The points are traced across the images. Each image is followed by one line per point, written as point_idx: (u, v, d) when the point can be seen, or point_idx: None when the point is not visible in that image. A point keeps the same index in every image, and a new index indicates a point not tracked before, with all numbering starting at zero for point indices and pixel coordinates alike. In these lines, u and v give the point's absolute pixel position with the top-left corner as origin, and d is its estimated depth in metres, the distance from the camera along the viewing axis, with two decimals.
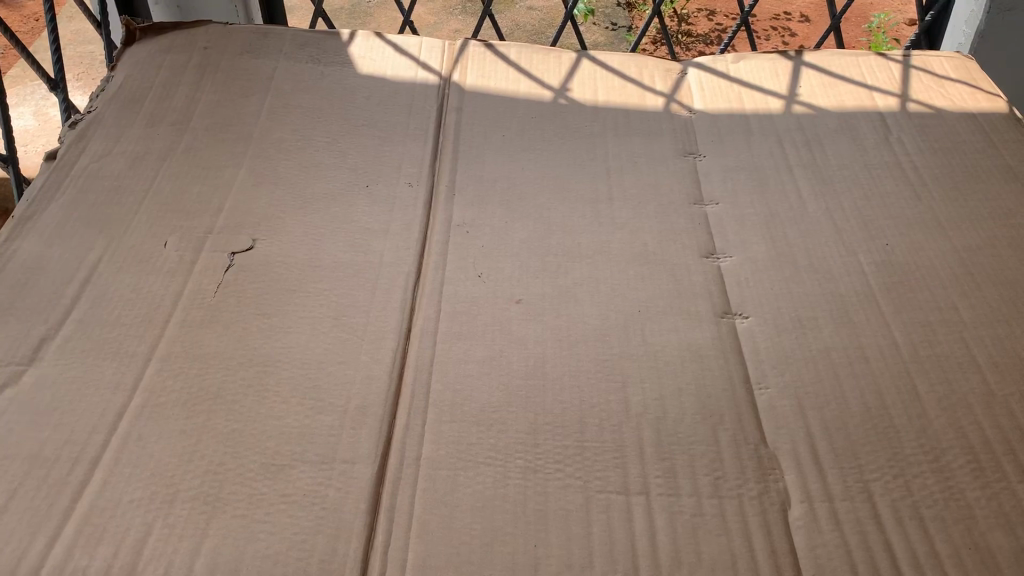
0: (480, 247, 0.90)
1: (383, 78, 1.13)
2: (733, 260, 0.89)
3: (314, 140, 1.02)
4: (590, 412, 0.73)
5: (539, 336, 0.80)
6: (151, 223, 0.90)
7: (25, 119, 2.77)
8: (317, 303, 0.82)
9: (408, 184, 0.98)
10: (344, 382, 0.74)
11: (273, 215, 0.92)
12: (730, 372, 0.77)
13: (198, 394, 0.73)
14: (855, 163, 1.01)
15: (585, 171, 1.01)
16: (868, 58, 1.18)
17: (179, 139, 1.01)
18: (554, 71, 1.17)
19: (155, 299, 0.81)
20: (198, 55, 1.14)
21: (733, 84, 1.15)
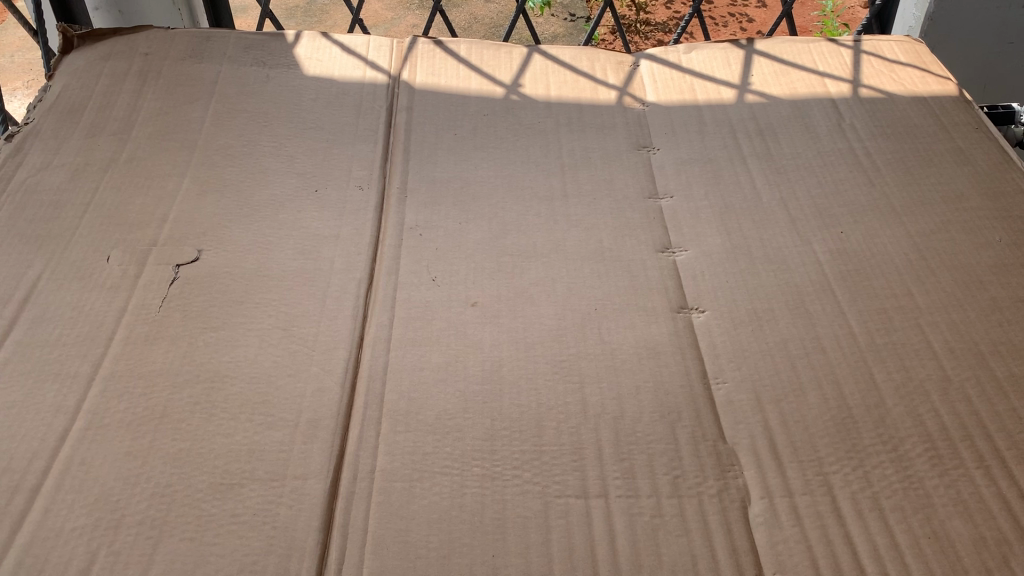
0: (432, 251, 0.88)
1: (331, 79, 1.11)
2: (688, 253, 0.88)
3: (261, 145, 1.00)
4: (547, 415, 0.72)
5: (494, 339, 0.79)
6: (92, 237, 0.88)
7: None
8: (265, 315, 0.80)
9: (359, 188, 0.96)
10: (295, 395, 0.73)
11: (219, 225, 0.90)
12: (687, 368, 0.76)
13: (143, 414, 0.70)
14: (808, 151, 1.00)
15: (539, 167, 1.00)
16: (819, 44, 1.18)
17: (121, 149, 0.98)
18: (505, 66, 1.15)
19: (98, 317, 0.79)
20: (138, 61, 1.11)
21: (686, 75, 1.14)
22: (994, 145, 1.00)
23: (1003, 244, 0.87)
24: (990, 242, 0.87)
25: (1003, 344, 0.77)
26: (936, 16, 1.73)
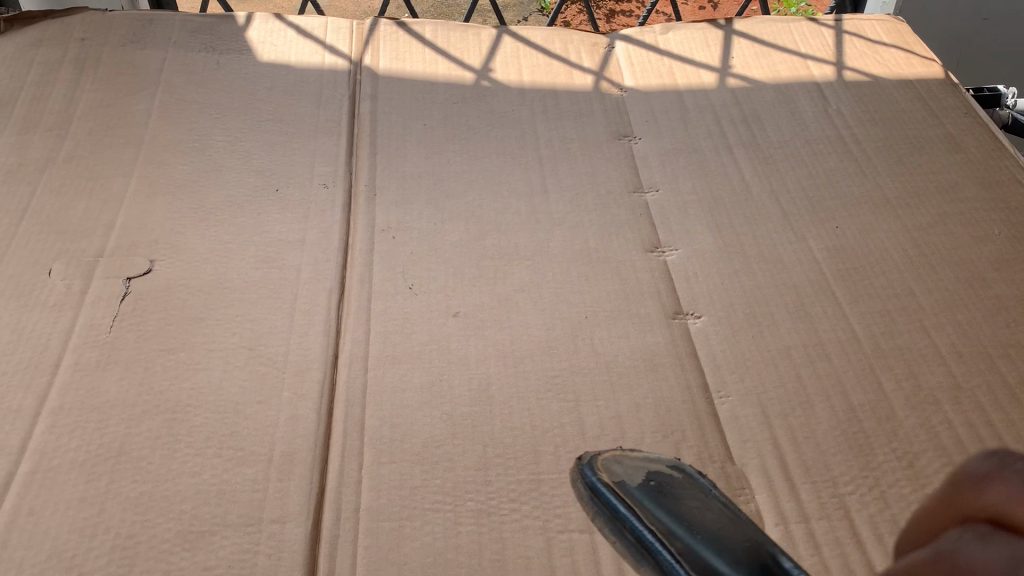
0: (407, 256, 0.82)
1: (287, 67, 1.02)
2: (679, 253, 0.84)
3: (213, 141, 0.92)
4: (544, 439, 0.67)
5: (480, 355, 0.73)
6: (31, 249, 0.79)
7: None
8: (229, 333, 0.74)
9: (323, 187, 0.89)
10: (266, 426, 0.67)
11: (172, 231, 0.82)
12: (688, 381, 0.71)
13: (97, 453, 0.64)
14: (796, 139, 0.96)
15: (516, 161, 0.94)
16: (800, 23, 1.13)
17: (59, 146, 0.90)
18: (474, 50, 1.08)
19: (42, 341, 0.71)
20: (74, 48, 1.01)
21: (664, 57, 1.08)
22: (985, 130, 0.97)
23: (1002, 237, 0.84)
24: (989, 235, 0.84)
25: (1010, 347, 0.74)
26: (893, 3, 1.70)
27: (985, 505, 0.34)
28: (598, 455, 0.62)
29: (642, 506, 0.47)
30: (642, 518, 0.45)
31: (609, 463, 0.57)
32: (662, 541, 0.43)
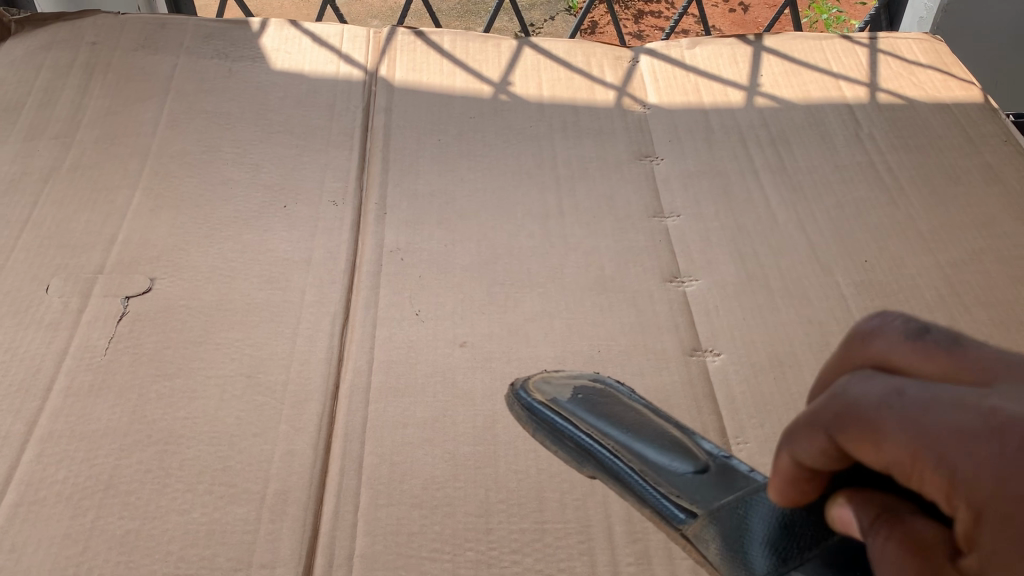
0: (415, 279, 0.79)
1: (300, 76, 1.00)
2: (699, 283, 0.80)
3: (222, 152, 0.90)
4: (550, 484, 0.64)
5: (487, 389, 0.70)
6: (29, 263, 0.77)
7: None
8: (227, 358, 0.71)
9: (332, 204, 0.86)
10: (261, 461, 0.64)
11: (174, 248, 0.80)
12: (705, 426, 0.68)
13: (85, 486, 0.61)
14: (825, 165, 0.92)
15: (533, 181, 0.91)
16: (833, 41, 1.08)
17: (64, 154, 0.88)
18: (493, 61, 1.05)
19: (35, 362, 0.69)
20: (84, 52, 0.99)
21: (690, 73, 1.04)
22: None
23: None
24: None
25: None
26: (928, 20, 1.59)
27: (868, 358, 0.33)
28: (533, 392, 0.63)
29: (574, 414, 0.57)
30: (576, 425, 0.56)
31: (539, 384, 0.64)
32: (596, 439, 0.54)
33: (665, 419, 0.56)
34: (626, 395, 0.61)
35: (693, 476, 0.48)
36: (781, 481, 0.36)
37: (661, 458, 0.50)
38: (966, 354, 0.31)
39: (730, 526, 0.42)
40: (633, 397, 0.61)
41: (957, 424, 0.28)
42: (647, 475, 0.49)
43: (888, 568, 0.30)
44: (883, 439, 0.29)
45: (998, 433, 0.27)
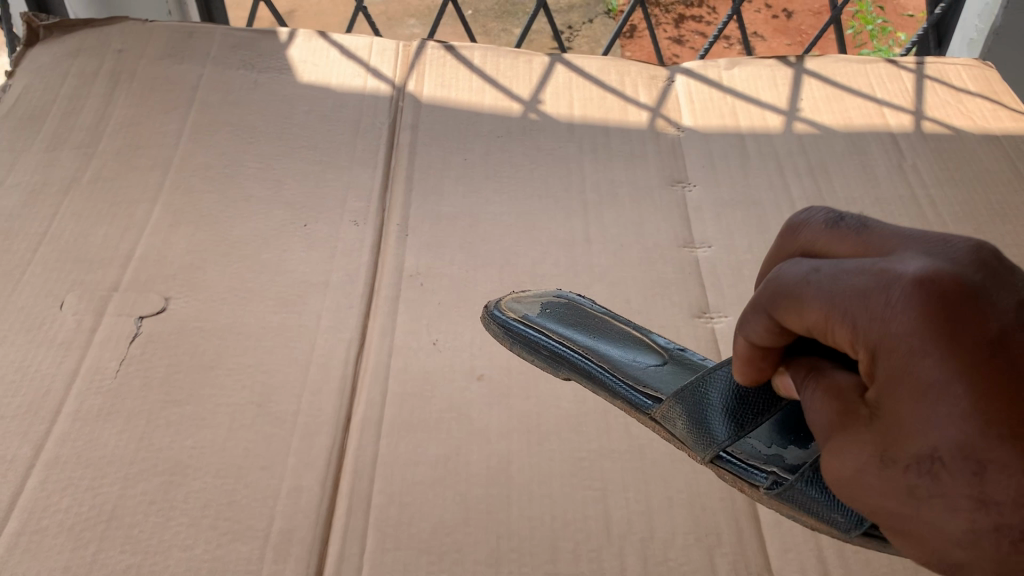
0: (434, 306, 0.77)
1: (326, 89, 0.98)
2: (729, 321, 0.77)
3: (244, 167, 0.88)
4: (564, 533, 0.61)
5: (503, 427, 0.68)
6: (45, 278, 0.76)
7: None
8: (238, 385, 0.69)
9: (353, 225, 0.84)
10: (267, 497, 0.62)
11: (191, 266, 0.78)
12: None
13: (88, 516, 0.60)
14: (865, 198, 0.89)
15: (559, 205, 0.88)
16: (877, 65, 1.05)
17: (86, 165, 0.87)
18: (524, 78, 1.03)
19: (45, 382, 0.68)
20: (111, 60, 0.98)
21: (727, 95, 1.01)
22: None
23: None
24: None
25: None
26: (1001, 29, 1.33)
27: (802, 241, 0.44)
28: (505, 310, 0.73)
29: (551, 328, 0.71)
30: (551, 335, 0.70)
31: (512, 304, 0.74)
32: (567, 346, 0.68)
33: (625, 326, 0.72)
34: (596, 334, 0.71)
35: (656, 365, 0.66)
36: (740, 363, 0.48)
37: (621, 354, 0.67)
38: (874, 234, 0.41)
39: (692, 408, 0.55)
40: (595, 334, 0.71)
41: (859, 283, 0.38)
42: (585, 351, 0.67)
43: (822, 410, 0.41)
44: (808, 298, 0.39)
45: (886, 284, 0.37)
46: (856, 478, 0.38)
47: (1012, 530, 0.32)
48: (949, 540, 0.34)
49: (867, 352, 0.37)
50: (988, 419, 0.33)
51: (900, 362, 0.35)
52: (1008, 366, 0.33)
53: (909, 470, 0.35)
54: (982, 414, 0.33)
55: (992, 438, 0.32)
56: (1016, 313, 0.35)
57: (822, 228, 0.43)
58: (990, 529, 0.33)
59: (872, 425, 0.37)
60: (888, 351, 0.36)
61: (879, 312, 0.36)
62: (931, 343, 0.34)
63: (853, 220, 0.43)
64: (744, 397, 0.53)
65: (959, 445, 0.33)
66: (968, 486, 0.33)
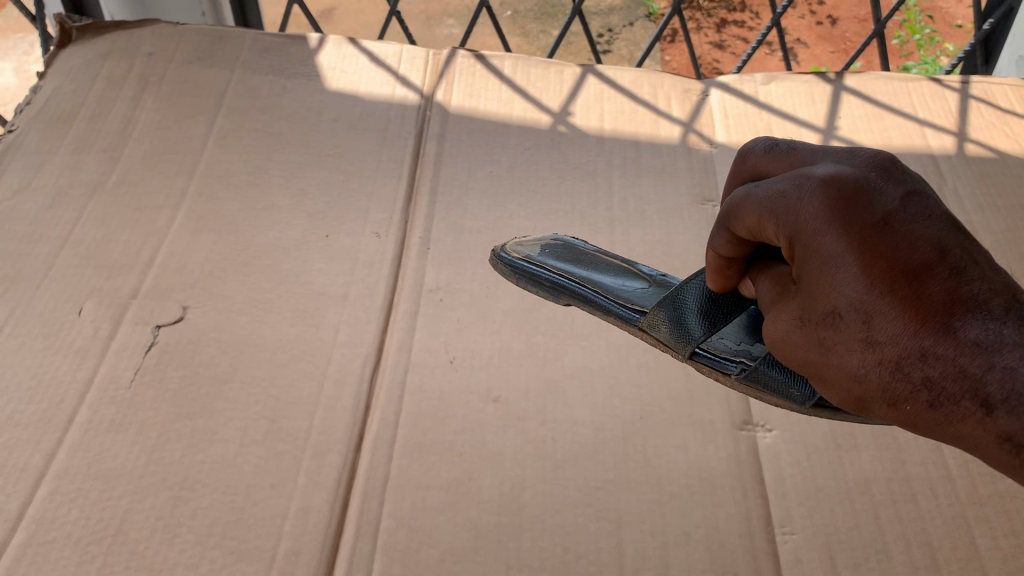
0: (453, 322, 0.76)
1: (354, 97, 0.97)
2: None
3: (269, 175, 0.88)
4: (575, 566, 0.60)
5: (517, 451, 0.66)
6: (65, 282, 0.76)
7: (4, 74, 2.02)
8: (251, 399, 0.68)
9: (375, 236, 0.83)
10: (275, 516, 0.61)
11: (211, 275, 0.78)
12: (749, 510, 0.63)
13: (95, 530, 0.59)
14: None
15: (585, 220, 0.86)
16: (920, 83, 1.01)
17: (111, 169, 0.87)
18: (554, 89, 1.01)
19: (59, 390, 0.68)
20: (140, 62, 0.98)
21: (763, 111, 0.99)
22: None
23: None
24: None
25: None
26: None
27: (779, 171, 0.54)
28: (511, 252, 0.80)
29: (550, 263, 0.79)
30: (552, 271, 0.78)
31: (515, 246, 0.81)
32: (566, 281, 0.76)
33: (615, 257, 0.80)
34: (590, 265, 0.78)
35: (643, 288, 0.74)
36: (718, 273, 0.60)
37: (614, 282, 0.75)
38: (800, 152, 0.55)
39: (672, 312, 0.66)
40: (590, 266, 0.78)
41: (790, 193, 0.50)
42: (582, 283, 0.75)
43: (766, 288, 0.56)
44: (749, 209, 0.52)
45: (799, 187, 0.50)
46: (782, 333, 0.52)
47: (891, 362, 0.46)
48: (850, 376, 0.49)
49: (796, 241, 0.50)
50: (865, 279, 0.47)
51: (807, 242, 0.49)
52: (887, 241, 0.47)
53: (832, 326, 0.49)
54: (871, 279, 0.47)
55: (877, 295, 0.47)
56: (898, 201, 0.49)
57: (761, 154, 0.56)
58: (876, 362, 0.47)
59: (803, 296, 0.51)
60: (807, 239, 0.49)
61: (803, 210, 0.49)
62: (829, 226, 0.48)
63: (784, 147, 0.56)
64: (715, 300, 0.64)
65: (854, 302, 0.47)
66: (859, 330, 0.47)
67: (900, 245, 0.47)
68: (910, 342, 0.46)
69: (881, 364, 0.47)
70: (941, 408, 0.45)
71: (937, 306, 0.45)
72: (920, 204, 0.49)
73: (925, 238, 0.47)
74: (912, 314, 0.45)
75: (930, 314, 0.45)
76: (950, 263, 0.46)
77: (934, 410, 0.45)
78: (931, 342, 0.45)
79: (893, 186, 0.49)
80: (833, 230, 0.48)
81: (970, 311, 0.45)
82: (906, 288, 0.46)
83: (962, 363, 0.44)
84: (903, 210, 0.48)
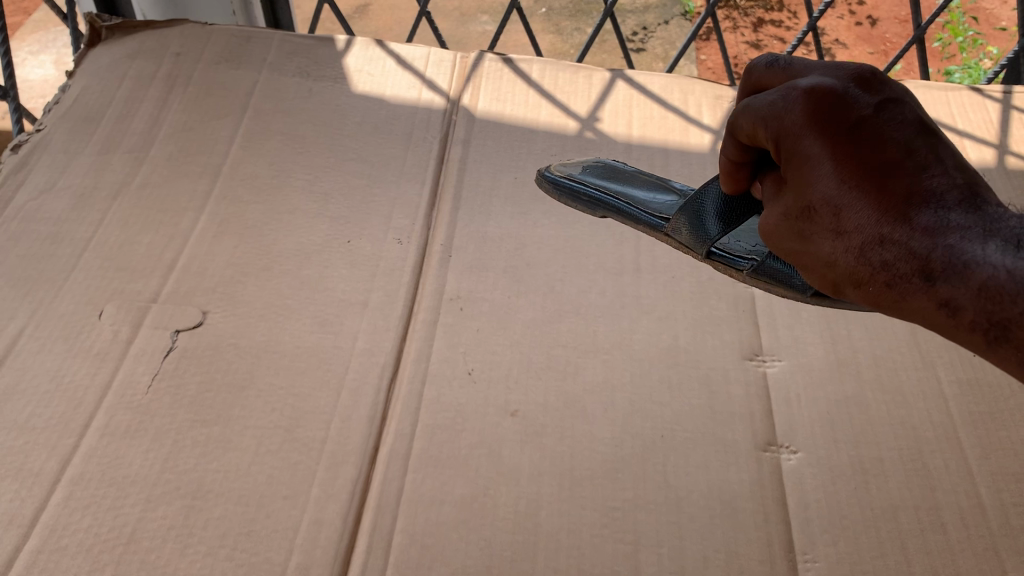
0: (472, 333, 0.75)
1: (380, 100, 0.97)
2: (783, 365, 0.73)
3: (292, 178, 0.87)
4: None
5: (534, 468, 0.65)
6: (87, 284, 0.76)
7: (46, 68, 2.04)
8: (267, 407, 0.68)
9: (397, 242, 0.82)
10: (287, 529, 0.61)
11: (232, 279, 0.77)
12: (770, 536, 0.61)
13: (107, 538, 0.59)
14: None
15: (610, 230, 0.85)
16: (960, 93, 0.99)
17: (136, 170, 0.86)
18: (583, 94, 1.00)
19: (77, 394, 0.68)
20: (168, 63, 0.98)
21: None
22: None
23: None
24: None
25: None
26: None
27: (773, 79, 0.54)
28: (556, 172, 0.87)
29: (588, 181, 0.84)
30: (591, 186, 0.82)
31: (561, 168, 0.87)
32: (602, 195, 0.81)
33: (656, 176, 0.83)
34: (629, 180, 0.82)
35: (673, 202, 0.76)
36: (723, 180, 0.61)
37: (647, 195, 0.78)
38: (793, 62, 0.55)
39: (692, 215, 0.67)
40: (629, 181, 0.82)
41: (773, 97, 0.51)
42: (618, 194, 0.80)
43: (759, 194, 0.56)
44: (742, 114, 0.53)
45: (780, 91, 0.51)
46: (768, 235, 0.54)
47: (857, 249, 0.47)
48: (824, 269, 0.50)
49: (778, 143, 0.51)
50: (835, 175, 0.48)
51: (787, 142, 0.50)
52: (860, 138, 0.48)
53: (809, 220, 0.50)
54: (840, 173, 0.48)
55: (845, 185, 0.47)
56: (875, 105, 0.49)
57: (763, 70, 0.55)
58: (846, 251, 0.48)
59: (784, 194, 0.51)
60: (787, 139, 0.50)
61: (784, 113, 0.50)
62: (804, 125, 0.49)
63: (785, 62, 0.54)
64: (729, 207, 0.64)
65: (825, 195, 0.48)
66: (830, 222, 0.48)
67: (872, 140, 0.48)
68: (872, 231, 0.47)
69: (848, 251, 0.48)
70: (896, 290, 0.46)
71: (900, 196, 0.46)
72: (896, 109, 0.49)
73: (895, 138, 0.48)
74: (877, 205, 0.46)
75: (894, 205, 0.46)
76: (916, 159, 0.47)
77: (892, 289, 0.46)
78: (891, 230, 0.46)
79: (869, 90, 0.50)
80: (810, 130, 0.49)
81: (926, 204, 0.46)
82: (871, 180, 0.47)
83: (916, 246, 0.45)
84: (877, 115, 0.49)
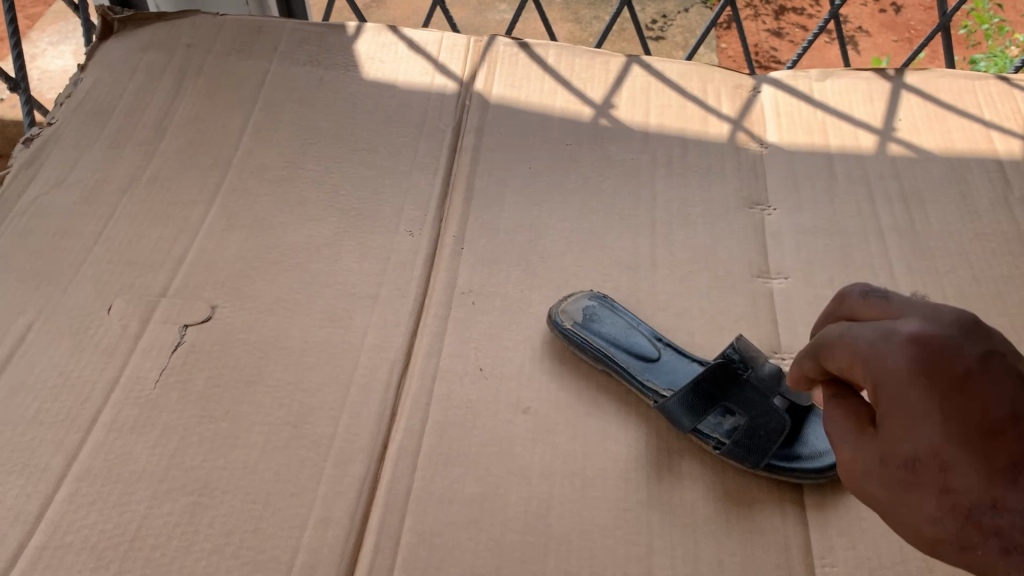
0: (484, 328, 0.73)
1: (393, 87, 0.95)
2: None
3: (303, 170, 0.86)
4: None
5: (546, 467, 0.64)
6: (96, 277, 0.75)
7: (65, 57, 2.04)
8: (276, 403, 0.67)
9: (408, 235, 0.81)
10: (294, 527, 0.60)
11: (241, 272, 0.76)
12: (787, 540, 0.60)
13: (113, 535, 0.58)
14: (963, 231, 0.81)
15: (626, 222, 0.83)
16: (987, 82, 0.96)
17: (147, 162, 0.86)
18: (599, 80, 0.98)
19: (85, 389, 0.67)
20: (179, 54, 0.97)
21: (817, 110, 0.94)
22: None
23: None
24: None
25: None
26: None
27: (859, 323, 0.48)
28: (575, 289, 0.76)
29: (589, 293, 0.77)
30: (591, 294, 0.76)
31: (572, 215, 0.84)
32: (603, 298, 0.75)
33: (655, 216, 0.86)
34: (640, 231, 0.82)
35: (694, 269, 0.79)
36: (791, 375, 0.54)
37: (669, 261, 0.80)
38: (893, 301, 0.47)
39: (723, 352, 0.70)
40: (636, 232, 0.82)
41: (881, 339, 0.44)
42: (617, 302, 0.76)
43: (840, 423, 0.47)
44: (838, 348, 0.46)
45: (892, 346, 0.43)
46: (847, 459, 0.45)
47: (967, 511, 0.39)
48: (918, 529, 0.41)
49: (874, 390, 0.43)
50: (948, 414, 0.40)
51: (890, 388, 0.42)
52: (972, 389, 0.40)
53: (909, 474, 0.41)
54: (949, 423, 0.40)
55: (961, 444, 0.39)
56: (981, 359, 0.41)
57: (858, 301, 0.49)
58: (949, 509, 0.39)
59: (879, 440, 0.43)
60: (886, 391, 0.42)
61: (882, 355, 0.43)
62: (916, 382, 0.41)
63: (881, 294, 0.48)
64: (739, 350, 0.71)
65: (931, 446, 0.40)
66: (935, 477, 0.40)
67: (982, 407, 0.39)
68: (987, 490, 0.38)
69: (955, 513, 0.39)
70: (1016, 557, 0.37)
71: (1013, 465, 0.38)
72: (1008, 365, 0.41)
73: (1010, 400, 0.39)
74: (991, 466, 0.38)
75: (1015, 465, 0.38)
76: None
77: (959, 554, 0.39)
78: (1014, 493, 0.37)
79: (977, 344, 0.42)
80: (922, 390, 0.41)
81: None
82: (967, 396, 0.40)
83: None
84: (988, 371, 0.41)
